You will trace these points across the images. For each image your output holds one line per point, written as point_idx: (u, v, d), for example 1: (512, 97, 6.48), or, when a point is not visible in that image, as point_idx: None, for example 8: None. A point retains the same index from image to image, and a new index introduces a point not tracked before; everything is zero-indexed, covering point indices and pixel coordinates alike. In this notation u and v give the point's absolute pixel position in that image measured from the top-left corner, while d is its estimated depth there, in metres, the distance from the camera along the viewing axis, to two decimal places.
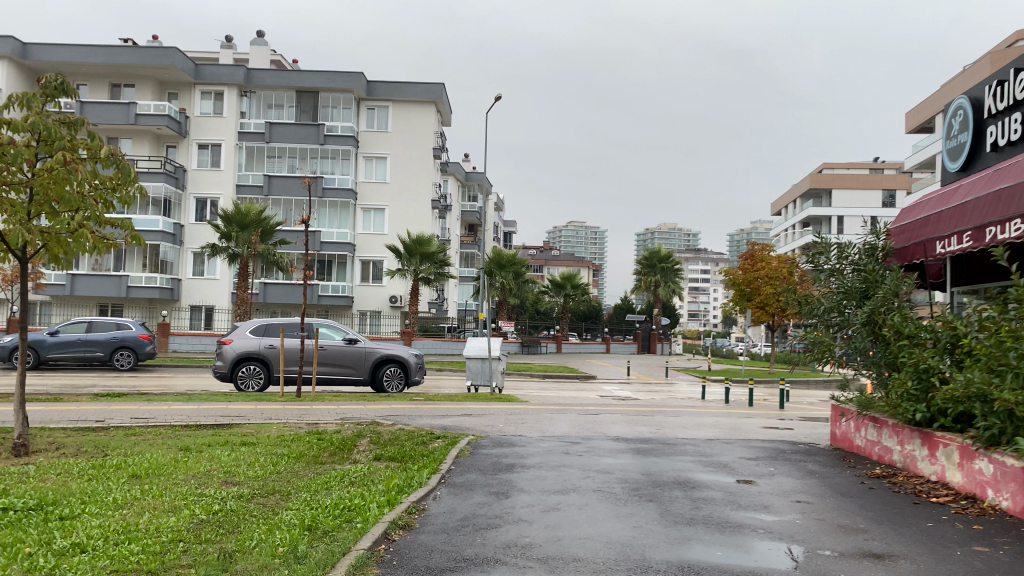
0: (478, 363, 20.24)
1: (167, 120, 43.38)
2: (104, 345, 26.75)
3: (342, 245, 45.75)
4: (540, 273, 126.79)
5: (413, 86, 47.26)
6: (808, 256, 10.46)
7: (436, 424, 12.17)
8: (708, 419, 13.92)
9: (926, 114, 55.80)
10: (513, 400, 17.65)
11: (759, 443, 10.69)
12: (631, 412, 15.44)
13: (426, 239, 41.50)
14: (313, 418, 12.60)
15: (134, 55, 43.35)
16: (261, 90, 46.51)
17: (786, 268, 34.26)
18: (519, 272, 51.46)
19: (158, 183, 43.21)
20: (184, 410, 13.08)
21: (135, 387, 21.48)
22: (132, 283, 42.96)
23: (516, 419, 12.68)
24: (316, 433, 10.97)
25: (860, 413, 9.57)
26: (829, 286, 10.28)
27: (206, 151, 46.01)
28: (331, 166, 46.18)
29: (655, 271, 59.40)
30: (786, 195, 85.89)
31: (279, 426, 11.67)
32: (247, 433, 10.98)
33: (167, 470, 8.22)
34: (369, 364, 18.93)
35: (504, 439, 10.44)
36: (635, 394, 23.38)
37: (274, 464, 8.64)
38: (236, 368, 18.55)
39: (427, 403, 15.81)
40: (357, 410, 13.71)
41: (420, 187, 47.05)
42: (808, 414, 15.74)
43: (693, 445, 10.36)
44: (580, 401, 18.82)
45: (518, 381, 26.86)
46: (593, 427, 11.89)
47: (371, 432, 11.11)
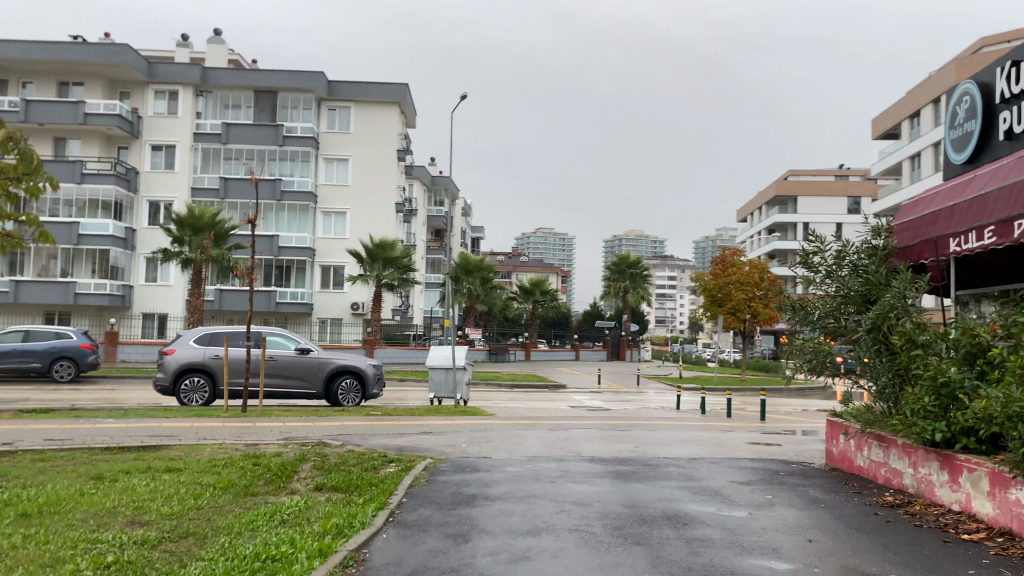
0: (442, 373, 19.04)
1: (118, 120, 41.53)
2: (43, 354, 25.05)
3: (301, 249, 44.23)
4: (507, 279, 125.65)
5: (377, 87, 45.88)
6: (801, 254, 9.61)
7: (392, 443, 10.97)
8: (687, 433, 12.90)
9: (892, 120, 55.75)
10: (478, 412, 16.50)
11: (748, 463, 9.66)
12: (604, 425, 14.38)
13: (389, 244, 40.20)
14: (254, 438, 11.33)
15: (82, 52, 41.46)
16: (217, 90, 44.88)
17: (758, 274, 33.59)
18: (487, 278, 50.32)
19: (108, 186, 41.37)
20: (110, 430, 11.73)
21: (71, 401, 19.91)
22: (80, 289, 41.08)
23: (481, 437, 11.55)
24: (253, 457, 9.70)
25: (862, 430, 8.61)
26: (827, 288, 9.42)
27: (160, 153, 44.28)
28: (290, 168, 44.74)
29: (623, 277, 58.67)
30: (752, 202, 85.87)
31: (215, 449, 10.37)
32: (176, 457, 9.67)
33: (65, 506, 6.89)
34: (323, 375, 17.66)
35: (466, 463, 9.25)
36: (605, 404, 22.34)
37: (195, 497, 7.36)
38: (179, 380, 17.17)
39: (385, 417, 14.64)
40: (306, 428, 12.47)
41: (382, 190, 45.82)
42: (792, 427, 14.80)
43: (677, 466, 9.28)
44: (550, 413, 17.70)
45: (484, 390, 25.72)
46: (564, 446, 10.75)
47: (317, 455, 9.87)
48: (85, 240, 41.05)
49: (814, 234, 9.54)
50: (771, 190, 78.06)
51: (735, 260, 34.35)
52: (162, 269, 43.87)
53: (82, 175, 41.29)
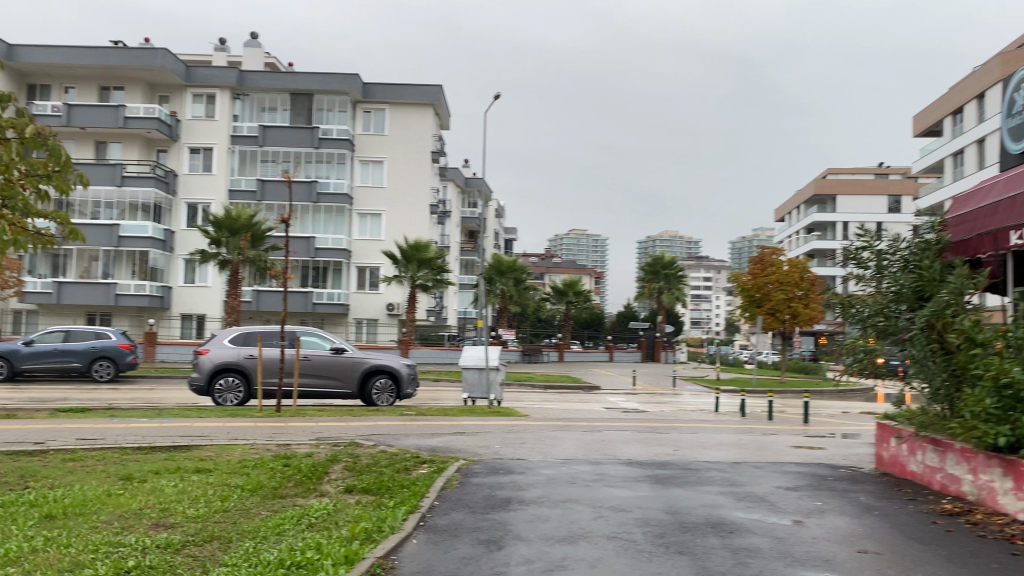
0: (475, 373, 18.82)
1: (157, 123, 42.06)
2: (83, 354, 25.33)
3: (337, 251, 44.38)
4: (541, 281, 125.29)
5: (411, 88, 45.90)
6: (850, 250, 9.26)
7: (424, 444, 10.76)
8: (728, 436, 12.51)
9: (934, 117, 54.42)
10: (512, 413, 16.24)
11: (793, 467, 9.26)
12: (640, 427, 14.04)
13: (423, 245, 40.12)
14: (286, 438, 11.19)
15: (122, 57, 42.05)
16: (254, 93, 45.24)
17: (798, 274, 32.91)
18: (520, 279, 50.07)
19: (147, 189, 41.91)
20: (142, 429, 11.66)
21: (107, 401, 20.03)
22: (120, 290, 41.68)
23: (515, 438, 11.29)
24: (283, 457, 9.55)
25: (915, 434, 8.21)
26: (877, 285, 9.05)
27: (198, 156, 44.72)
28: (326, 171, 44.90)
29: (658, 278, 58.04)
30: (790, 201, 84.50)
31: (246, 449, 10.24)
32: (207, 458, 9.56)
33: (91, 508, 6.76)
34: (357, 375, 17.53)
35: (500, 465, 9.00)
36: (641, 406, 21.97)
37: (222, 499, 7.20)
38: (214, 380, 17.16)
39: (417, 418, 14.46)
40: (337, 428, 12.30)
41: (417, 192, 45.85)
42: (837, 430, 14.31)
43: (718, 470, 8.93)
44: (585, 415, 17.38)
45: (518, 392, 25.43)
46: (601, 449, 10.44)
47: (348, 456, 9.69)
48: (126, 242, 41.58)
49: (864, 228, 9.21)
50: (809, 189, 76.77)
51: (775, 259, 33.65)
52: (200, 271, 44.33)
53: (122, 178, 41.92)
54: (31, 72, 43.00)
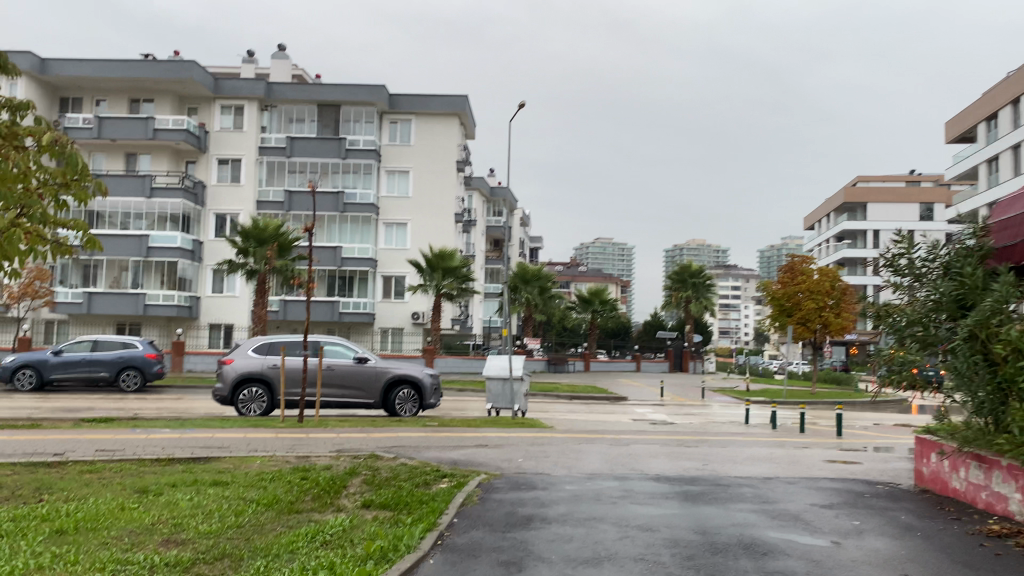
0: (499, 383, 18.58)
1: (186, 135, 42.45)
2: (110, 364, 25.50)
3: (363, 260, 44.43)
4: (567, 290, 124.91)
5: (437, 99, 45.92)
6: (887, 257, 8.89)
7: (446, 457, 10.52)
8: (758, 449, 12.13)
9: (966, 123, 53.43)
10: (536, 425, 15.96)
11: (828, 483, 8.89)
12: (668, 440, 13.69)
13: (448, 254, 40.02)
14: (306, 450, 11.03)
15: (152, 69, 42.55)
16: (282, 104, 45.46)
17: (830, 282, 32.28)
18: (545, 288, 49.78)
19: (176, 200, 42.30)
20: (163, 440, 11.57)
21: (132, 411, 20.04)
22: (149, 300, 42.05)
23: (539, 452, 11.02)
24: (302, 470, 9.36)
25: (957, 449, 7.84)
26: (916, 293, 8.70)
27: (226, 167, 45.08)
28: (352, 181, 45.01)
29: (686, 287, 57.45)
30: (819, 209, 83.40)
31: (265, 461, 10.08)
32: (225, 470, 9.40)
33: (103, 522, 6.61)
34: (380, 385, 17.37)
35: (523, 480, 8.73)
36: (669, 418, 21.60)
37: (236, 513, 7.02)
38: (237, 390, 17.07)
39: (441, 429, 14.23)
40: (359, 440, 12.11)
41: (442, 201, 45.83)
42: (872, 443, 13.85)
43: (751, 487, 8.58)
44: (611, 427, 17.06)
45: (543, 402, 25.12)
46: (627, 463, 10.12)
47: (368, 469, 9.48)
48: (155, 252, 42.00)
49: (900, 235, 8.88)
50: (838, 197, 75.73)
51: (805, 267, 33.04)
52: (228, 281, 44.60)
53: (152, 190, 42.39)
54: (64, 85, 43.69)
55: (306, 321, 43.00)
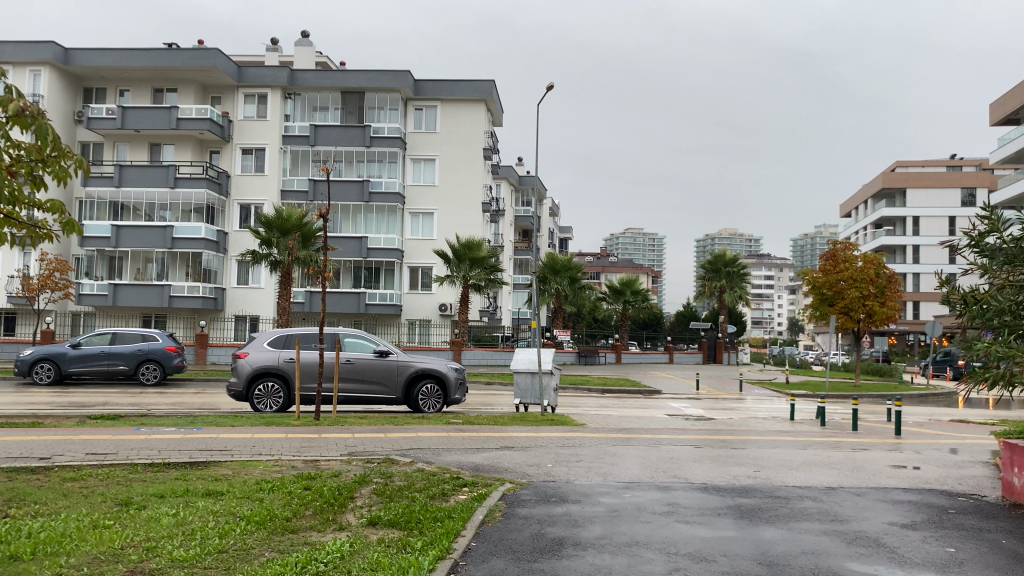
0: (527, 377, 17.56)
1: (210, 124, 41.88)
2: (129, 357, 24.92)
3: (389, 250, 43.49)
4: (598, 280, 123.61)
5: (462, 84, 44.89)
6: (973, 237, 7.77)
7: (468, 461, 9.53)
8: (812, 452, 11.00)
9: (1011, 105, 50.96)
10: (568, 421, 14.93)
11: (902, 495, 7.76)
12: (710, 439, 12.61)
13: (476, 244, 39.06)
14: (316, 452, 10.09)
15: (175, 58, 41.96)
16: (305, 92, 44.72)
17: (874, 270, 30.77)
18: (575, 278, 48.61)
19: (200, 189, 41.79)
20: (160, 441, 10.69)
21: (144, 407, 19.32)
22: (174, 292, 41.65)
23: (570, 455, 10.00)
24: (306, 478, 8.43)
25: None
26: (1009, 278, 7.53)
27: (250, 156, 44.46)
28: (378, 170, 44.13)
29: (719, 276, 55.86)
30: (856, 196, 81.07)
31: (269, 467, 9.17)
32: (222, 478, 8.51)
33: (64, 548, 5.66)
34: (402, 379, 16.42)
35: (552, 490, 7.72)
36: (706, 413, 20.45)
37: (221, 534, 6.09)
38: (252, 385, 16.25)
39: (464, 427, 13.27)
40: (374, 439, 11.20)
41: (469, 189, 44.85)
42: (937, 443, 12.64)
43: (814, 500, 7.47)
44: (647, 424, 15.99)
45: (574, 396, 24.08)
46: (667, 470, 9.05)
47: (380, 477, 8.52)
48: (180, 243, 41.53)
49: (989, 211, 7.77)
50: (876, 182, 73.46)
51: (848, 254, 31.47)
52: (253, 272, 44.06)
53: (176, 180, 41.93)
54: (87, 75, 43.30)
55: (323, 312, 42.27)
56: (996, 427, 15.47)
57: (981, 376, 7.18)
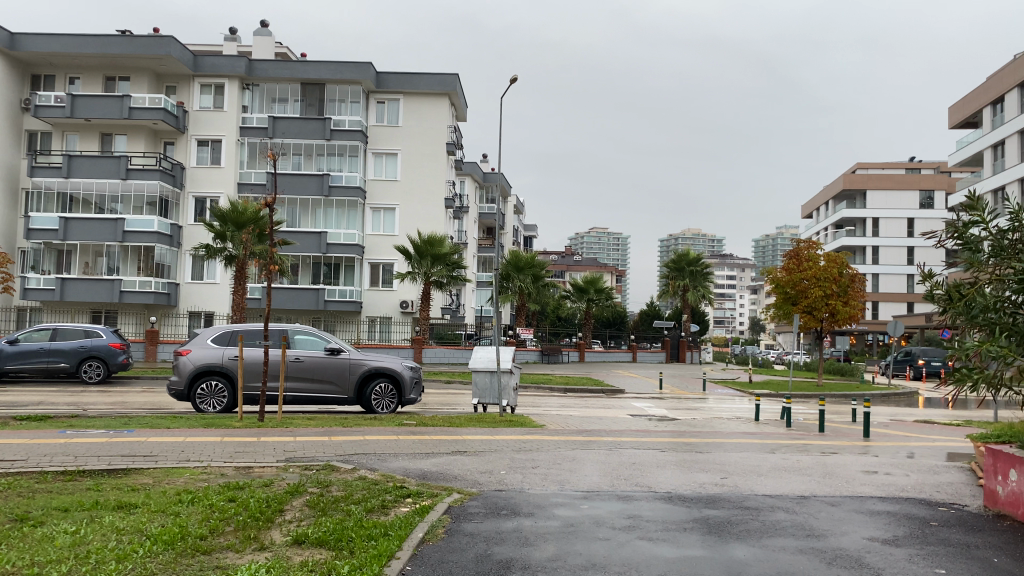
0: (486, 376, 16.87)
1: (164, 114, 40.52)
2: (71, 355, 23.70)
3: (349, 246, 42.49)
4: (563, 278, 123.32)
5: (424, 77, 44.04)
6: (956, 229, 7.27)
7: (415, 467, 8.81)
8: (781, 456, 10.47)
9: (970, 108, 51.26)
10: (527, 423, 14.26)
11: (880, 505, 7.22)
12: (675, 442, 12.04)
13: (438, 240, 38.20)
14: (251, 458, 9.30)
15: (127, 46, 40.48)
16: (264, 82, 43.52)
17: (837, 269, 30.62)
18: (538, 275, 47.98)
19: (153, 181, 40.39)
20: (80, 445, 9.80)
21: (81, 407, 18.25)
22: (125, 287, 40.18)
23: (527, 460, 9.35)
24: (233, 488, 7.65)
25: None
26: (996, 271, 7.02)
27: (206, 148, 43.13)
28: (338, 164, 43.07)
29: (683, 275, 55.69)
30: (817, 197, 81.62)
31: (197, 474, 8.36)
32: (139, 488, 7.68)
33: None
34: (354, 379, 15.63)
35: (503, 501, 7.05)
36: (669, 413, 19.93)
37: (119, 558, 5.31)
38: (195, 384, 15.35)
39: (418, 429, 12.53)
40: (316, 444, 10.42)
41: (431, 185, 44.03)
42: (908, 446, 12.22)
43: (786, 511, 6.89)
44: (610, 425, 15.38)
45: (536, 396, 23.48)
46: (630, 477, 8.43)
47: (315, 487, 7.77)
48: (131, 236, 40.24)
49: (973, 198, 7.28)
50: (837, 184, 73.97)
51: (811, 253, 31.21)
52: (208, 267, 42.77)
53: (127, 171, 40.45)
54: (34, 60, 41.62)
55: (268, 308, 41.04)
56: (964, 430, 15.14)
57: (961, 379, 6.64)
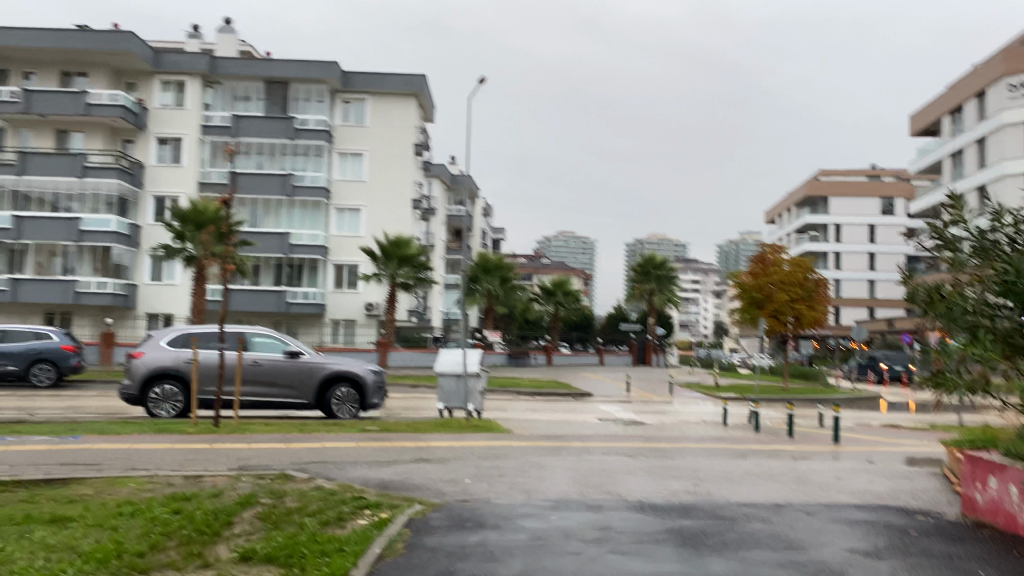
0: (452, 380, 16.45)
1: (122, 111, 39.49)
2: (20, 357, 22.84)
3: (313, 247, 41.80)
4: (530, 281, 123.18)
5: (391, 77, 43.54)
6: (936, 230, 7.14)
7: (375, 477, 8.40)
8: (754, 462, 10.23)
9: (931, 116, 52.00)
10: (493, 428, 13.90)
11: (857, 514, 6.97)
12: (645, 447, 11.77)
13: (404, 242, 37.69)
14: (201, 467, 8.81)
15: (85, 40, 39.38)
16: (227, 81, 42.69)
17: (803, 273, 30.69)
18: (506, 278, 47.64)
19: (111, 179, 39.31)
20: (19, 454, 9.23)
21: (28, 411, 17.51)
22: (80, 288, 39.08)
23: (493, 468, 8.98)
24: (179, 499, 7.17)
25: None
26: (977, 273, 6.88)
27: (166, 146, 42.16)
28: (302, 163, 42.33)
29: (650, 279, 55.75)
30: (782, 202, 82.40)
31: (142, 484, 7.86)
32: (78, 500, 7.17)
33: None
34: (314, 383, 15.14)
35: (467, 513, 6.68)
36: (637, 417, 19.69)
37: None
38: (147, 388, 14.75)
39: (380, 435, 12.10)
40: (273, 451, 9.95)
41: (397, 186, 43.50)
42: (878, 451, 12.09)
43: (762, 522, 6.61)
44: (577, 429, 15.08)
45: (503, 400, 23.11)
46: (600, 485, 8.11)
47: (267, 498, 7.33)
48: (87, 236, 39.09)
49: (953, 198, 7.14)
50: (801, 190, 74.68)
51: (777, 258, 31.31)
52: (167, 268, 41.79)
53: (84, 169, 39.14)
54: None
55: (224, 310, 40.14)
56: (933, 434, 15.09)
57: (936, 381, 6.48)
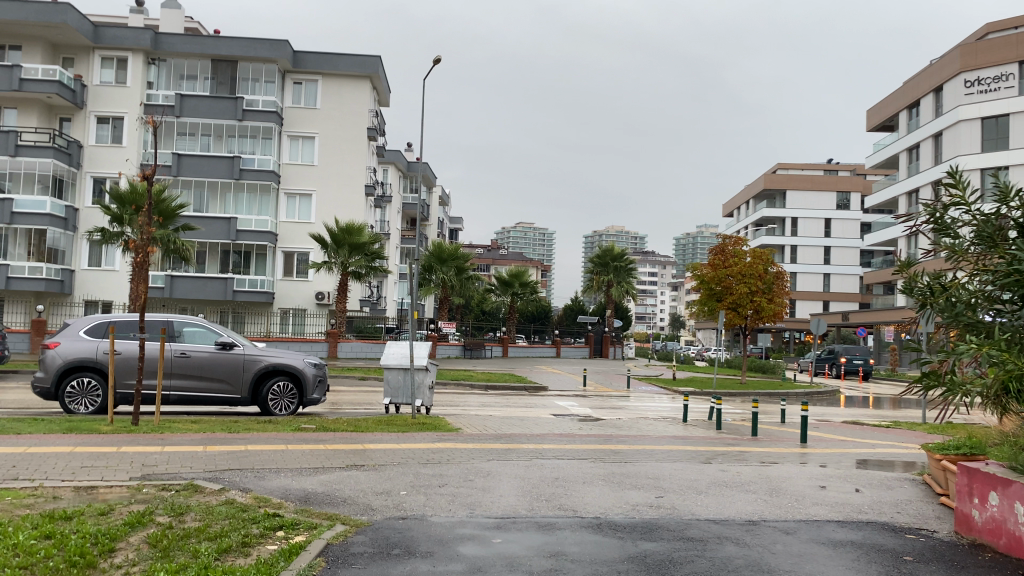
0: (399, 374, 15.41)
1: (59, 87, 37.44)
2: None
3: (261, 233, 40.22)
4: (488, 272, 122.24)
5: (345, 58, 42.07)
6: (932, 211, 6.44)
7: (298, 488, 7.38)
8: (720, 467, 9.44)
9: (886, 112, 52.14)
10: (440, 426, 12.96)
11: (840, 534, 6.18)
12: (602, 448, 10.93)
13: (356, 229, 36.32)
14: (99, 475, 7.68)
15: (18, 11, 37.19)
16: (171, 58, 40.80)
17: (763, 265, 30.21)
18: (462, 268, 46.49)
19: (46, 159, 37.32)
20: None
21: None
22: (13, 273, 37.04)
23: (435, 476, 8.03)
24: (55, 519, 6.03)
25: None
26: (980, 260, 6.21)
27: (106, 126, 40.20)
28: (250, 146, 40.77)
29: (607, 270, 55.13)
30: (739, 196, 82.63)
31: (21, 498, 6.72)
32: None
33: None
34: (248, 377, 14.01)
35: (396, 535, 5.72)
36: (595, 413, 18.90)
37: None
38: (63, 381, 13.47)
39: (316, 435, 11.06)
40: (186, 456, 8.85)
41: (350, 171, 42.12)
42: (848, 453, 11.41)
43: (736, 544, 5.77)
44: (532, 427, 14.20)
45: (455, 394, 22.15)
46: (552, 497, 7.22)
47: (166, 516, 6.25)
48: (19, 218, 36.91)
49: (954, 176, 6.43)
50: (758, 183, 74.91)
51: (736, 249, 30.67)
52: (107, 253, 39.89)
53: (16, 147, 37.11)
54: None
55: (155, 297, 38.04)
56: (901, 434, 14.51)
57: (930, 384, 5.86)
